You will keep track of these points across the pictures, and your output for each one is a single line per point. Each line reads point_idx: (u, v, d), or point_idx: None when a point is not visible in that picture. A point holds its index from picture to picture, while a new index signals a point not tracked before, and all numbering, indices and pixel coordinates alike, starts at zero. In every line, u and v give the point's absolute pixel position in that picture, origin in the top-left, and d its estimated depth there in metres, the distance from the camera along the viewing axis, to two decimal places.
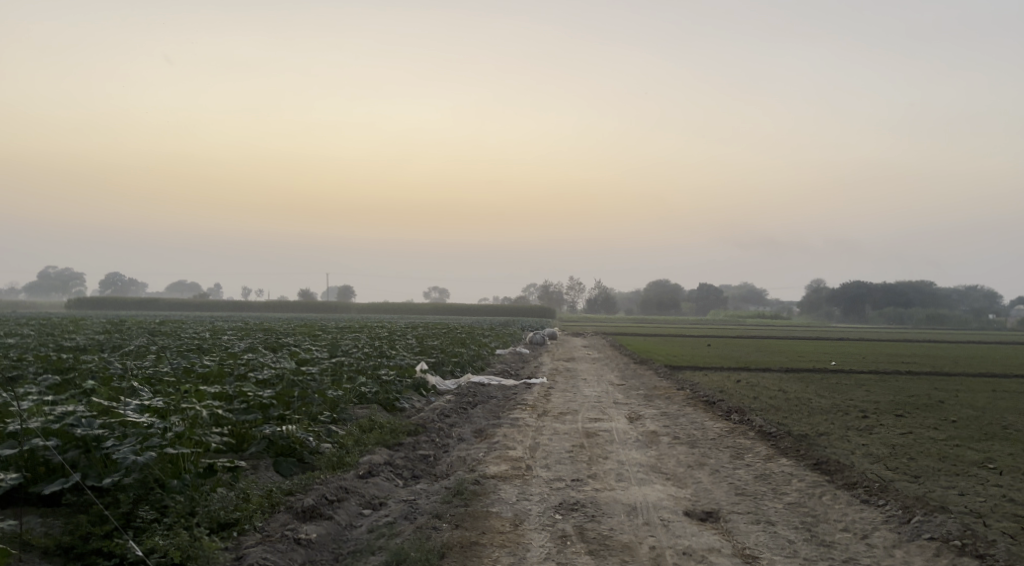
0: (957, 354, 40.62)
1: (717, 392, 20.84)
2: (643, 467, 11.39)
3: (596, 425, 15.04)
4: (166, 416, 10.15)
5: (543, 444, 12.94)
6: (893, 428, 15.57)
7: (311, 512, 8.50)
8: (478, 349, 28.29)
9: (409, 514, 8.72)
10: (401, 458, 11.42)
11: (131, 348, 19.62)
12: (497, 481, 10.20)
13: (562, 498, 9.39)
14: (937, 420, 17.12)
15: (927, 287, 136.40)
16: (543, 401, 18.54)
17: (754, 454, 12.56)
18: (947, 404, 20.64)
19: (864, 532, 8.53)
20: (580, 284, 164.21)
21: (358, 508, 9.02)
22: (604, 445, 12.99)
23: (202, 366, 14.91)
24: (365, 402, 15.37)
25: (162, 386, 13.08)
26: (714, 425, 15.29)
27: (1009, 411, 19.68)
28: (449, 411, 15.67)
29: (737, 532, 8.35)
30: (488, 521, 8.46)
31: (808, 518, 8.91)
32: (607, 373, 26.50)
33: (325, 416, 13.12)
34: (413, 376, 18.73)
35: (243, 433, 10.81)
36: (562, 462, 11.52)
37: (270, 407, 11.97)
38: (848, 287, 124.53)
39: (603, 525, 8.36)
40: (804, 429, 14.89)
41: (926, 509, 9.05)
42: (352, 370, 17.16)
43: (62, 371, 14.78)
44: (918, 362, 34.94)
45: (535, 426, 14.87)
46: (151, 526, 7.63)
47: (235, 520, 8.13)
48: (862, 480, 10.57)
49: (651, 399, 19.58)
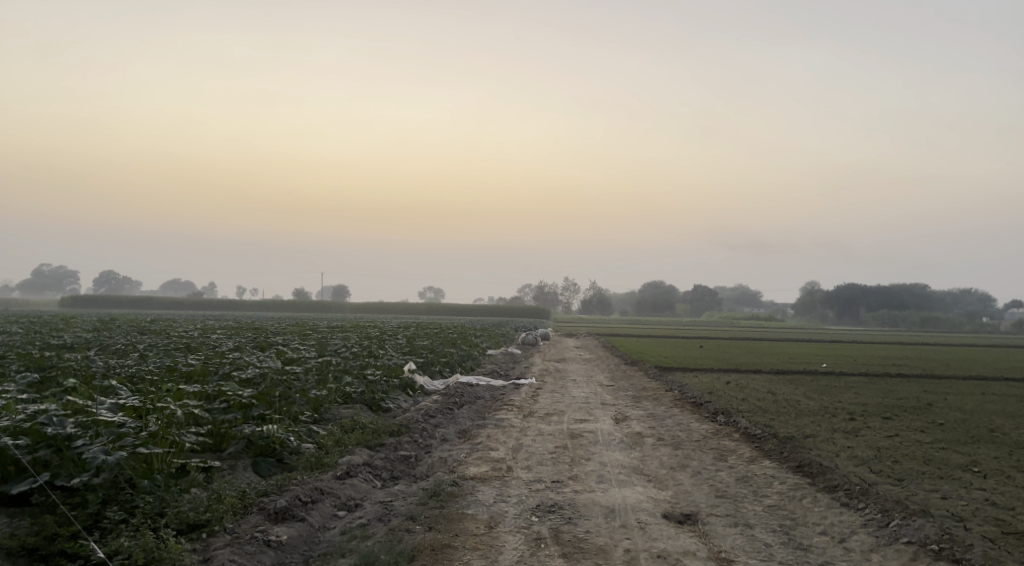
0: (948, 357, 40.65)
1: (706, 393, 20.80)
2: (625, 468, 11.32)
3: (582, 426, 14.99)
4: (142, 415, 10.06)
5: (526, 446, 12.85)
6: (878, 431, 15.53)
7: (284, 513, 8.43)
8: (469, 350, 28.22)
9: (383, 516, 8.64)
10: (381, 459, 11.35)
11: (117, 346, 19.53)
12: (476, 482, 10.12)
13: (540, 499, 9.31)
14: (923, 422, 17.08)
15: (921, 289, 136.71)
16: (531, 401, 18.49)
17: (738, 456, 12.50)
18: (936, 407, 20.61)
19: (841, 535, 8.46)
20: (575, 285, 164.26)
21: (333, 510, 8.93)
22: (587, 446, 12.93)
23: (186, 365, 14.82)
24: (349, 402, 15.29)
25: (143, 385, 12.97)
26: (700, 427, 15.22)
27: (997, 414, 19.65)
28: (434, 412, 15.59)
29: (714, 535, 8.28)
30: (462, 523, 8.38)
31: (787, 521, 8.84)
32: (597, 374, 26.44)
33: (307, 416, 13.03)
34: (400, 376, 18.66)
35: (222, 433, 10.71)
36: (543, 463, 11.45)
37: (251, 406, 11.87)
38: (842, 289, 124.68)
39: (579, 527, 8.29)
40: (789, 431, 14.82)
41: (905, 512, 8.99)
42: (338, 369, 17.07)
43: (44, 369, 14.69)
44: (908, 364, 34.95)
45: (520, 426, 14.82)
46: (118, 527, 7.56)
47: (206, 521, 8.03)
48: (844, 483, 10.50)
49: (639, 400, 19.53)
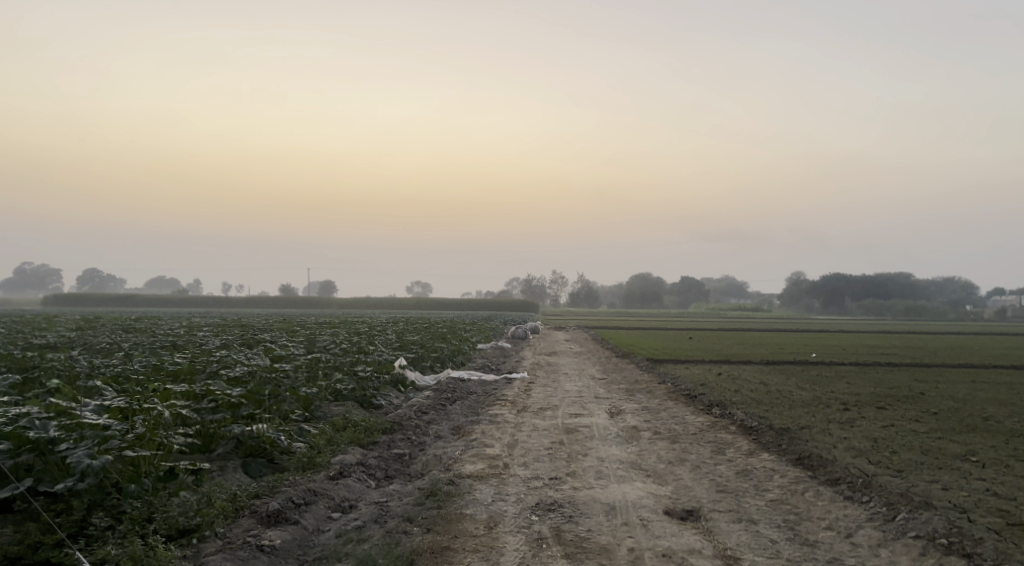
0: (937, 345, 40.66)
1: (699, 386, 20.64)
2: (623, 463, 11.14)
3: (576, 420, 14.78)
4: (128, 416, 9.80)
5: (521, 442, 12.64)
6: (874, 421, 15.42)
7: (276, 517, 8.21)
8: (459, 344, 27.92)
9: (379, 518, 8.41)
10: (374, 458, 11.09)
11: (101, 346, 19.22)
12: (472, 480, 9.89)
13: (539, 497, 9.11)
14: (918, 412, 16.97)
15: (905, 278, 137.46)
16: (523, 396, 18.28)
17: (736, 449, 12.35)
18: (928, 396, 20.53)
19: (848, 530, 8.31)
20: (562, 279, 164.47)
21: (327, 512, 8.70)
22: (583, 442, 12.73)
23: (173, 363, 14.52)
24: (340, 399, 15.05)
25: (129, 385, 12.70)
26: (695, 419, 15.07)
27: (989, 402, 19.60)
28: (426, 408, 15.37)
29: (719, 532, 8.10)
30: (461, 524, 8.16)
31: (791, 516, 8.68)
32: (588, 367, 26.29)
33: (298, 414, 12.80)
34: (390, 372, 18.41)
35: (211, 434, 10.45)
36: (540, 459, 11.25)
37: (240, 406, 11.59)
38: (828, 278, 125.13)
39: (580, 526, 8.10)
40: (784, 422, 14.68)
41: (910, 506, 8.84)
42: (328, 366, 16.79)
43: (27, 370, 14.37)
44: (897, 353, 34.98)
45: (514, 422, 14.60)
46: (104, 534, 7.34)
47: (196, 526, 7.78)
48: (846, 476, 10.37)
49: (632, 393, 19.39)
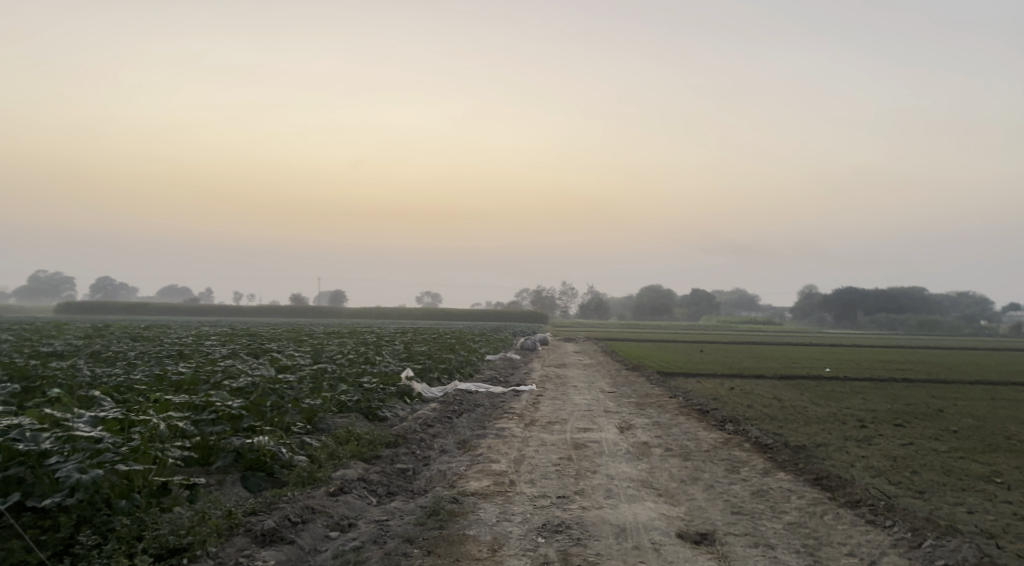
0: (954, 361, 40.03)
1: (711, 400, 20.19)
2: (633, 481, 10.75)
3: (586, 435, 14.42)
4: (124, 427, 9.48)
5: (529, 457, 12.27)
6: (891, 439, 14.97)
7: (271, 536, 7.89)
8: (467, 355, 27.52)
9: (378, 538, 8.08)
10: (377, 473, 10.75)
11: (106, 354, 18.96)
12: (477, 499, 9.52)
13: (546, 517, 8.74)
14: (937, 430, 16.47)
15: (918, 292, 136.54)
16: (531, 409, 17.89)
17: (751, 468, 11.94)
18: (946, 413, 20.02)
19: (871, 557, 7.93)
20: (572, 290, 164.84)
21: (324, 531, 8.36)
22: (592, 458, 12.35)
23: (176, 373, 14.21)
24: (344, 411, 14.74)
25: (130, 396, 12.37)
26: (708, 436, 14.64)
27: (1010, 420, 19.06)
28: (433, 421, 15.01)
29: (735, 557, 7.73)
30: (463, 546, 7.81)
31: (810, 541, 8.29)
32: (597, 380, 25.88)
33: (300, 427, 12.43)
34: (397, 384, 18.08)
35: (210, 446, 10.13)
36: (548, 476, 10.87)
37: (241, 417, 11.23)
38: (840, 292, 124.34)
39: (589, 550, 7.74)
40: (800, 440, 14.26)
41: (937, 532, 8.44)
42: (333, 377, 16.46)
43: (27, 378, 14.09)
44: (910, 368, 34.51)
45: (521, 436, 14.25)
46: (90, 554, 7.08)
47: (187, 545, 7.47)
48: (866, 498, 9.94)
49: (643, 407, 18.98)
